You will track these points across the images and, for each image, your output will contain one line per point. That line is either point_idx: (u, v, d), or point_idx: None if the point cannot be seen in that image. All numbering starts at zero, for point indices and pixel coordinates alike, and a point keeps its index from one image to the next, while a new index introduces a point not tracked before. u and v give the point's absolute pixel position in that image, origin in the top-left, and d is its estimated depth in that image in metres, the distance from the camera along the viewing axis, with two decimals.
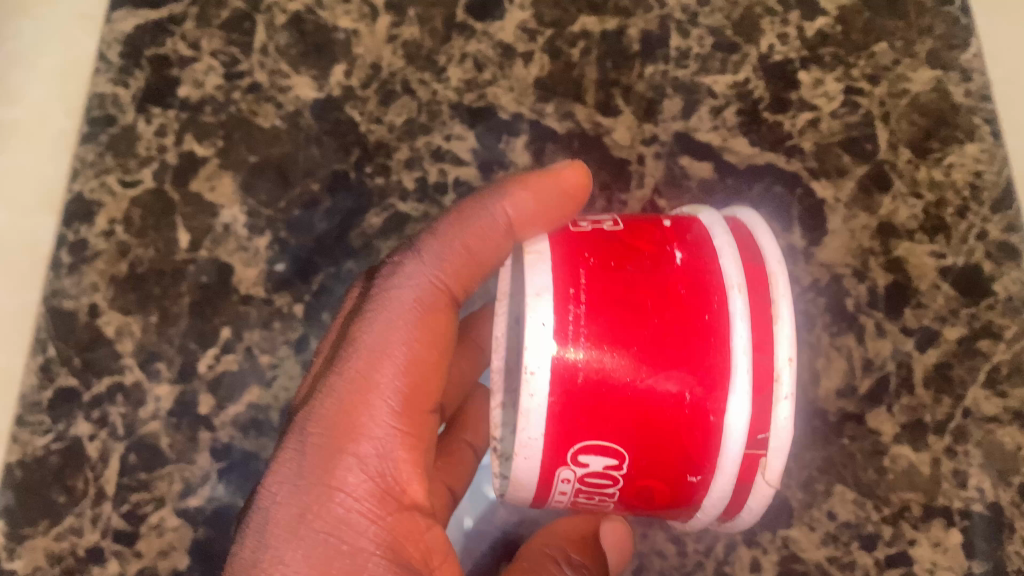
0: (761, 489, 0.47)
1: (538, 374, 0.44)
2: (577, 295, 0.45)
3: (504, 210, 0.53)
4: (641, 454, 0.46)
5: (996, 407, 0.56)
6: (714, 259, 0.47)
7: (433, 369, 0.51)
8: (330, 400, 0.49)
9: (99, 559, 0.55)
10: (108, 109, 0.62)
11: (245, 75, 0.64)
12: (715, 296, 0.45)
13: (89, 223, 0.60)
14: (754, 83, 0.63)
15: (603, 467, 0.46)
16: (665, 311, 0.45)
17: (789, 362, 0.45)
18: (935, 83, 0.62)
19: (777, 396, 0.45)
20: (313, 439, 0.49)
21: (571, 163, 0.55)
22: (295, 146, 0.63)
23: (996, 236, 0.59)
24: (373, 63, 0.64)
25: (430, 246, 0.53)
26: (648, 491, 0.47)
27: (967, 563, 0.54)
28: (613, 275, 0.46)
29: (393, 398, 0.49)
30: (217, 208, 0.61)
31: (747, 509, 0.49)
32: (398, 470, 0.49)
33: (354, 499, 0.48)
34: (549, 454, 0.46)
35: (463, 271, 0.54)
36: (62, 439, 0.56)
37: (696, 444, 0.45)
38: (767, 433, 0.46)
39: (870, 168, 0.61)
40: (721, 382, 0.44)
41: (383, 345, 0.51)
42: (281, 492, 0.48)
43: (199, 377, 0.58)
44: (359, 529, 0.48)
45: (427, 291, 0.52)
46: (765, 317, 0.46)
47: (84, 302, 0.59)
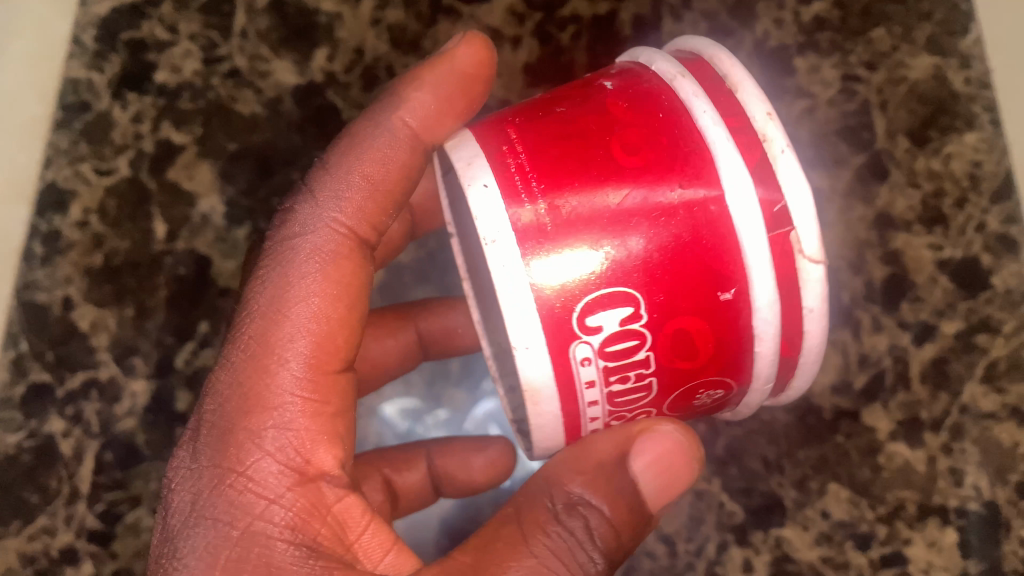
0: (811, 273, 0.41)
1: (500, 242, 0.40)
2: (513, 149, 0.42)
3: (402, 119, 0.49)
4: (648, 286, 0.40)
5: (994, 404, 0.55)
6: (647, 71, 0.45)
7: (341, 323, 0.45)
8: (229, 375, 0.44)
9: (75, 560, 0.54)
10: (82, 95, 0.60)
11: (224, 59, 0.62)
12: (663, 97, 0.42)
13: (63, 213, 0.58)
14: (749, 70, 0.61)
15: (620, 322, 0.40)
16: (614, 125, 0.42)
17: (768, 115, 0.41)
18: (935, 70, 0.60)
19: (773, 154, 0.40)
20: (208, 415, 0.44)
21: (466, 38, 0.51)
22: (275, 133, 0.61)
23: (995, 228, 0.57)
24: (357, 47, 0.62)
25: (322, 181, 0.48)
26: (684, 333, 0.41)
27: (961, 563, 0.53)
28: (552, 120, 0.43)
29: (294, 361, 0.44)
30: (195, 197, 0.60)
31: (807, 312, 0.42)
32: (299, 441, 0.43)
33: (251, 479, 0.42)
34: (552, 332, 0.40)
35: (373, 203, 0.48)
36: (34, 437, 0.55)
37: (710, 249, 0.40)
38: (784, 201, 0.40)
39: (867, 158, 0.59)
40: (705, 166, 0.40)
41: (281, 296, 0.45)
42: (183, 492, 0.43)
43: (177, 372, 0.57)
44: (255, 512, 0.41)
45: (325, 236, 0.47)
46: (721, 89, 0.42)
47: (58, 295, 0.57)
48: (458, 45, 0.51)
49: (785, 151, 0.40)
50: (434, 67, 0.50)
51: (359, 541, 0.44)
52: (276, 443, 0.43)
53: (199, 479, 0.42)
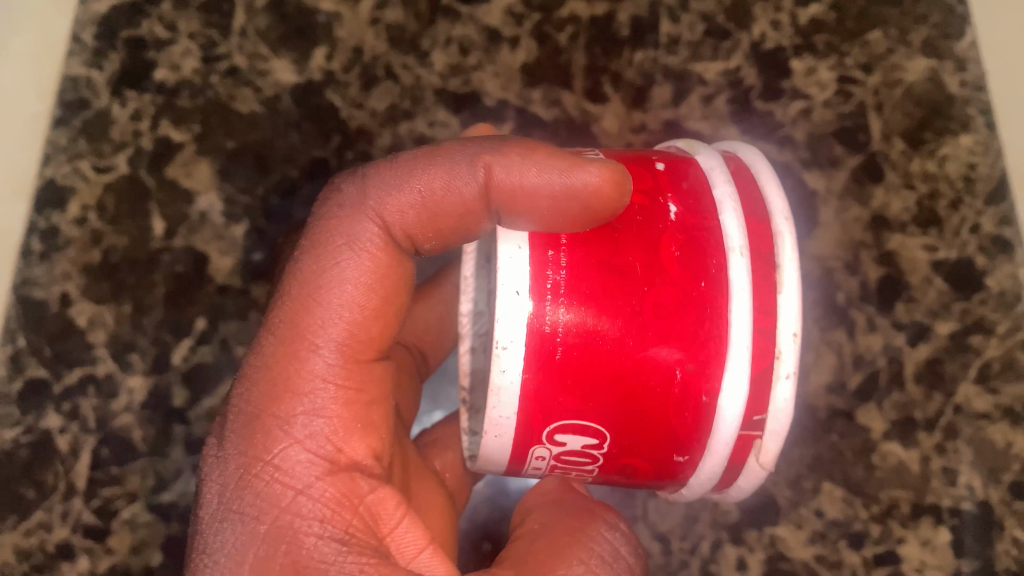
0: (753, 470, 0.47)
1: (510, 350, 0.42)
2: (556, 260, 0.43)
3: (483, 173, 0.43)
4: (622, 433, 0.44)
5: (987, 404, 0.55)
6: (715, 218, 0.44)
7: (375, 314, 0.44)
8: (259, 358, 0.43)
9: (70, 556, 0.53)
10: (81, 92, 0.60)
11: (223, 58, 0.62)
12: (713, 259, 0.43)
13: (61, 210, 0.58)
14: (746, 71, 0.62)
15: (582, 446, 0.46)
16: (655, 275, 0.42)
17: (793, 337, 0.44)
18: (930, 73, 0.60)
19: (777, 373, 0.44)
20: (240, 402, 0.43)
21: (604, 164, 0.42)
22: (274, 131, 0.61)
23: (990, 230, 0.57)
24: (355, 46, 0.62)
25: (375, 170, 0.45)
26: (631, 467, 0.47)
27: (955, 563, 0.53)
28: (598, 238, 0.43)
29: (326, 349, 0.42)
30: (194, 195, 0.60)
31: (736, 486, 0.48)
32: (331, 430, 0.42)
33: (282, 472, 0.42)
34: (522, 431, 0.45)
35: (423, 220, 0.44)
36: (31, 432, 0.55)
37: (686, 424, 0.44)
38: (762, 413, 0.44)
39: (863, 159, 0.60)
40: (716, 358, 0.42)
41: (318, 280, 0.43)
42: (211, 482, 0.42)
43: (174, 369, 0.57)
44: (284, 503, 0.41)
45: (364, 228, 0.43)
46: (767, 283, 0.44)
47: (55, 292, 0.57)
48: (595, 164, 0.43)
49: (788, 379, 0.44)
50: (556, 156, 0.43)
51: (392, 532, 0.44)
52: (307, 431, 0.42)
53: (227, 469, 0.42)
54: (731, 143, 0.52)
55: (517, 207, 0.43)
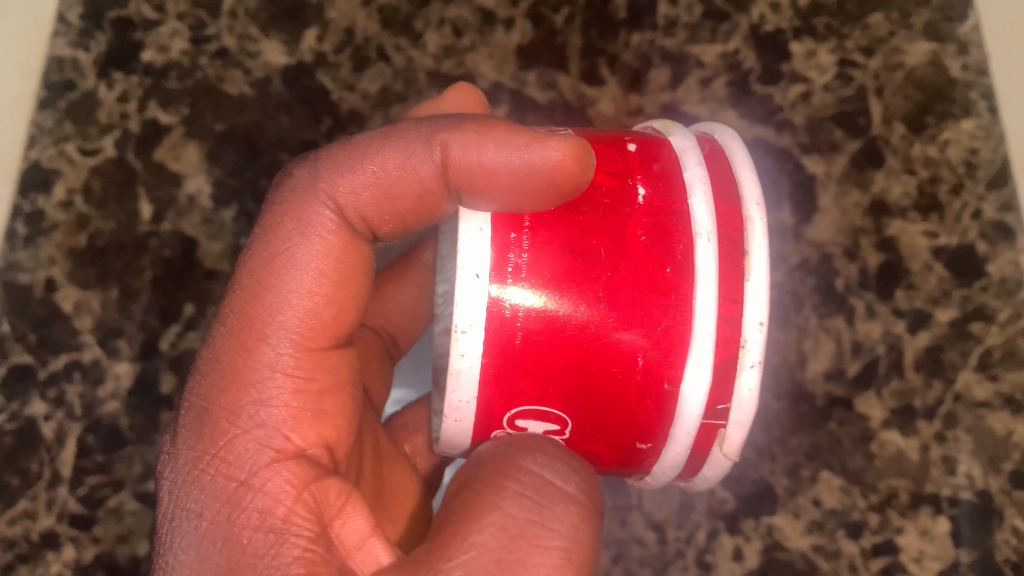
0: (717, 460, 0.45)
1: (470, 334, 0.41)
2: (518, 242, 0.41)
3: (440, 151, 0.41)
4: (584, 420, 0.43)
5: (988, 392, 0.54)
6: (682, 200, 0.42)
7: (329, 299, 0.41)
8: (211, 350, 0.41)
9: (56, 545, 0.53)
10: (67, 74, 0.59)
11: (212, 39, 0.61)
12: (679, 244, 0.41)
13: (47, 193, 0.57)
14: (745, 54, 0.61)
15: (544, 431, 0.44)
16: (619, 261, 0.41)
17: (760, 326, 0.42)
18: (931, 56, 0.59)
19: (743, 363, 0.42)
20: (192, 396, 0.41)
21: (566, 140, 0.40)
22: (264, 114, 0.60)
23: (992, 216, 0.56)
24: (347, 27, 0.61)
25: (328, 152, 0.43)
26: (593, 454, 0.45)
27: (954, 553, 0.52)
28: (561, 219, 0.42)
29: (276, 339, 0.40)
30: (182, 178, 0.59)
31: (700, 476, 0.47)
32: (280, 419, 0.39)
33: (227, 465, 0.39)
34: (482, 416, 0.43)
35: (379, 200, 0.41)
36: (16, 419, 0.54)
37: (648, 412, 0.43)
38: (727, 403, 0.43)
39: (863, 144, 0.59)
40: (679, 345, 0.41)
41: (269, 266, 0.40)
42: (164, 479, 0.40)
43: (162, 355, 0.56)
44: (228, 498, 0.38)
45: (315, 210, 0.41)
46: (735, 268, 0.42)
47: (41, 277, 0.56)
48: (557, 140, 0.40)
49: (753, 368, 0.42)
50: (516, 130, 0.41)
51: (337, 525, 0.39)
52: (254, 421, 0.39)
53: (177, 466, 0.39)
54: (703, 123, 0.50)
55: (476, 185, 0.41)
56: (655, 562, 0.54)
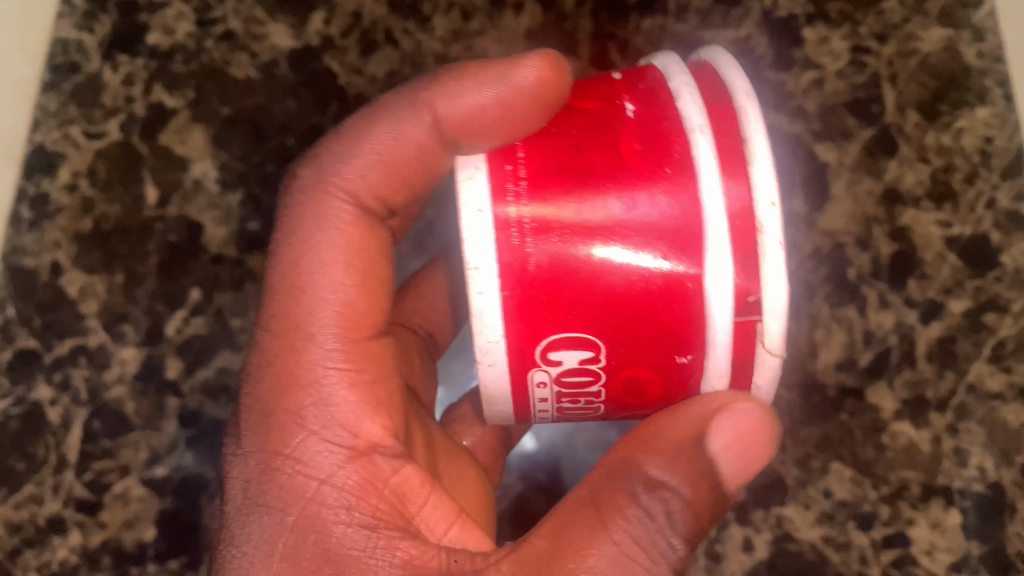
0: (767, 360, 0.42)
1: (483, 269, 0.40)
2: (516, 173, 0.42)
3: (429, 100, 0.47)
4: (614, 341, 0.41)
5: (1001, 383, 0.53)
6: (673, 104, 0.42)
7: (367, 297, 0.46)
8: (263, 355, 0.45)
9: (62, 530, 0.52)
10: (72, 56, 0.58)
11: (218, 22, 0.60)
12: (674, 145, 0.40)
13: (52, 176, 0.57)
14: (757, 39, 0.60)
15: (580, 362, 0.42)
16: (617, 171, 0.41)
17: (774, 206, 0.39)
18: (946, 43, 0.58)
19: (764, 247, 0.39)
20: (253, 403, 0.45)
21: (538, 57, 0.46)
22: (270, 97, 0.59)
23: (1006, 205, 0.56)
24: (354, 10, 0.60)
25: (334, 152, 0.48)
26: (636, 380, 0.43)
27: (965, 546, 0.52)
28: (557, 147, 0.42)
29: (324, 338, 0.45)
30: (188, 162, 0.58)
31: (756, 387, 0.43)
32: (341, 415, 0.44)
33: (303, 462, 0.43)
34: (515, 356, 0.42)
35: (387, 177, 0.48)
36: (22, 404, 0.54)
37: (676, 320, 0.41)
38: (757, 294, 0.40)
39: (876, 132, 0.58)
40: (692, 244, 0.40)
41: (316, 272, 0.46)
42: (236, 478, 0.44)
43: (168, 341, 0.56)
44: (307, 494, 0.42)
45: (335, 208, 0.47)
46: (737, 157, 0.40)
47: (46, 261, 0.56)
48: (531, 59, 0.46)
49: (777, 247, 0.39)
50: (493, 68, 0.47)
51: (420, 513, 0.45)
52: (319, 420, 0.44)
53: (249, 466, 0.44)
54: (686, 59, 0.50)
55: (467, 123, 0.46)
56: None
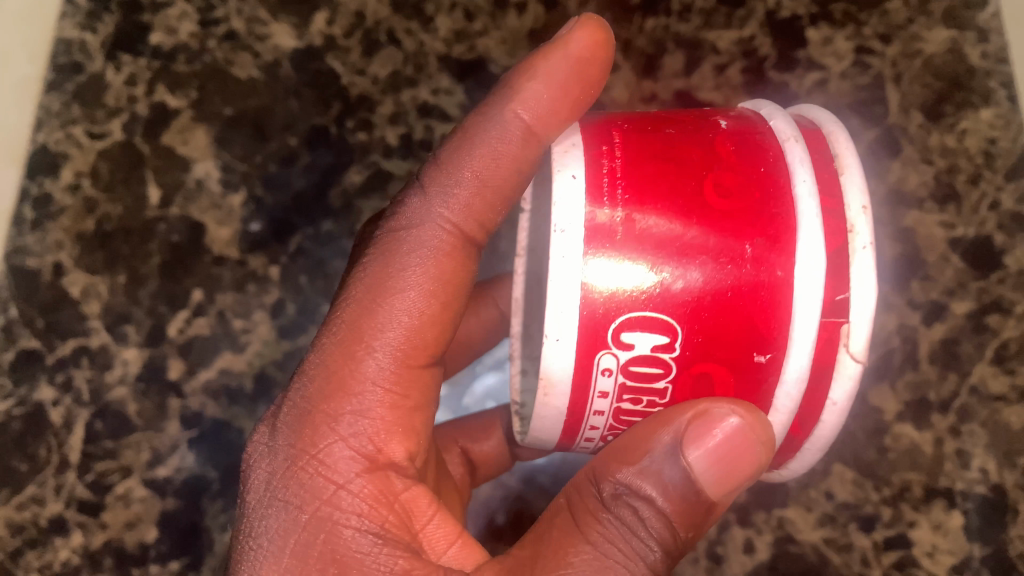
0: (846, 370, 0.40)
1: (568, 234, 0.39)
2: (611, 153, 0.41)
3: (515, 111, 0.47)
4: (695, 325, 0.38)
5: (1004, 385, 0.53)
6: (765, 123, 0.43)
7: (434, 319, 0.45)
8: (317, 356, 0.44)
9: (63, 530, 0.52)
10: (74, 56, 0.58)
11: (221, 22, 0.60)
12: (770, 152, 0.40)
13: (55, 176, 0.57)
14: (760, 40, 0.60)
15: (653, 350, 0.39)
16: (713, 163, 0.40)
17: (863, 210, 0.40)
18: (950, 44, 0.58)
19: (853, 248, 0.39)
20: (297, 399, 0.43)
21: (581, 22, 0.47)
22: (273, 98, 0.59)
23: (1009, 207, 0.55)
24: (357, 10, 0.60)
25: (428, 170, 0.48)
26: (708, 379, 0.39)
27: (967, 547, 0.51)
28: (653, 139, 0.41)
29: (380, 352, 0.43)
30: (190, 162, 0.58)
31: (829, 403, 0.41)
32: (373, 430, 0.43)
33: (329, 466, 0.42)
34: (586, 333, 0.39)
35: (480, 201, 0.46)
36: (24, 404, 0.53)
37: (763, 305, 0.38)
38: (845, 293, 0.39)
39: (880, 133, 0.58)
40: (787, 232, 0.38)
41: (381, 281, 0.45)
42: (259, 469, 0.43)
43: (170, 341, 0.56)
44: (324, 496, 0.41)
45: (431, 231, 0.46)
46: (828, 171, 0.41)
47: (48, 260, 0.56)
48: (575, 30, 0.47)
49: (867, 249, 0.39)
50: (543, 54, 0.47)
51: (425, 530, 0.44)
52: (352, 429, 0.42)
53: (275, 459, 0.42)
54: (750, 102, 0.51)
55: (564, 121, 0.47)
56: None
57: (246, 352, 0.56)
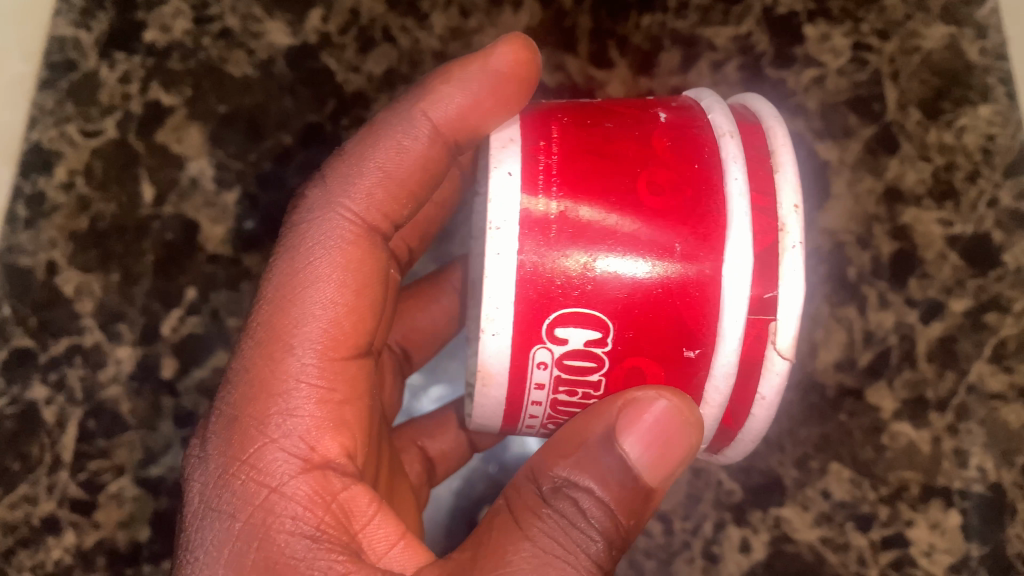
0: (774, 368, 0.41)
1: (504, 231, 0.39)
2: (548, 148, 0.41)
3: (425, 112, 0.49)
4: (625, 321, 0.39)
5: (1002, 383, 0.53)
6: (703, 115, 0.43)
7: (349, 311, 0.45)
8: (239, 362, 0.44)
9: (56, 530, 0.52)
10: (68, 53, 0.58)
11: (215, 19, 0.60)
12: (706, 148, 0.41)
13: (48, 174, 0.57)
14: (757, 37, 0.59)
15: (585, 344, 0.40)
16: (647, 159, 0.40)
17: (795, 209, 0.40)
18: (949, 40, 0.58)
19: (783, 246, 0.39)
20: (225, 408, 0.43)
21: (508, 41, 0.49)
22: (267, 96, 0.59)
23: (1008, 204, 0.55)
24: (352, 8, 0.60)
25: (336, 171, 0.48)
26: (640, 371, 0.41)
27: (965, 547, 0.51)
28: (591, 134, 0.42)
29: (302, 348, 0.44)
30: (184, 160, 0.58)
31: (758, 398, 0.42)
32: (305, 429, 0.43)
33: (260, 471, 0.41)
34: (522, 327, 0.40)
35: (385, 192, 0.48)
36: (16, 403, 0.53)
37: (692, 306, 0.39)
38: (773, 292, 0.39)
39: (877, 129, 0.57)
40: (717, 229, 0.39)
41: (291, 280, 0.45)
42: (194, 481, 0.43)
43: (163, 340, 0.56)
44: (256, 501, 0.41)
45: (334, 224, 0.47)
46: (763, 167, 0.41)
47: (41, 259, 0.56)
48: (500, 46, 0.49)
49: (796, 248, 0.39)
50: (464, 66, 0.49)
51: (365, 530, 0.43)
52: (281, 430, 0.42)
53: (208, 469, 0.42)
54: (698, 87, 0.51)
55: (471, 126, 0.48)
56: (661, 553, 0.53)
57: None
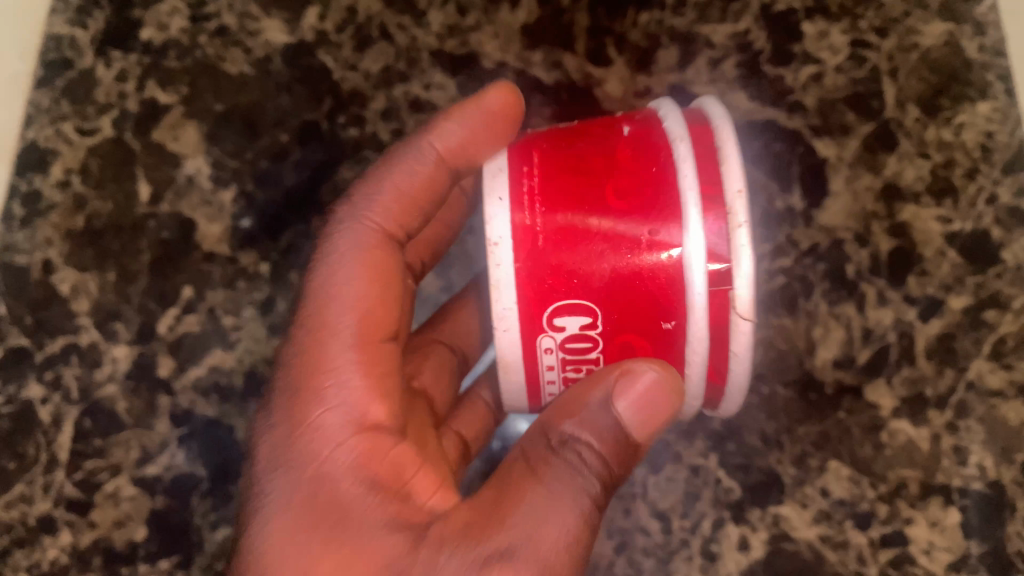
0: (743, 329, 0.41)
1: (502, 245, 0.42)
2: (530, 172, 0.43)
3: (431, 143, 0.50)
4: (610, 307, 0.41)
5: (1001, 381, 0.53)
6: (656, 120, 0.44)
7: (381, 301, 0.46)
8: (291, 346, 0.46)
9: (52, 529, 0.52)
10: (64, 52, 0.58)
11: (211, 17, 0.59)
12: (660, 152, 0.42)
13: (44, 172, 0.56)
14: (755, 34, 0.59)
15: (580, 329, 0.42)
16: (613, 170, 0.42)
17: (738, 192, 0.40)
18: (947, 37, 0.58)
19: (733, 225, 0.40)
20: (282, 386, 0.45)
21: (499, 87, 0.52)
22: (264, 94, 0.59)
23: (1007, 201, 0.55)
24: (349, 5, 0.60)
25: (360, 188, 0.50)
26: (630, 346, 0.43)
27: (964, 544, 0.51)
28: (565, 159, 0.44)
29: (345, 329, 0.45)
30: (181, 158, 0.58)
31: (734, 355, 0.42)
32: (356, 395, 0.43)
33: (317, 437, 0.43)
34: (525, 323, 0.42)
35: (400, 207, 0.50)
36: (12, 403, 0.53)
37: (663, 291, 0.41)
38: (726, 263, 0.40)
39: (876, 126, 0.57)
40: (675, 222, 0.40)
41: (331, 273, 0.47)
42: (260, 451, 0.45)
43: (159, 338, 0.55)
44: (316, 466, 0.43)
45: (363, 230, 0.48)
46: (709, 157, 0.42)
47: (37, 258, 0.55)
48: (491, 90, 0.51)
49: (743, 227, 0.40)
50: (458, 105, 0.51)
51: (416, 480, 0.43)
52: (333, 399, 0.43)
53: (271, 441, 0.44)
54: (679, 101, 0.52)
55: (472, 157, 0.50)
56: (660, 552, 0.53)
57: (236, 349, 0.55)
